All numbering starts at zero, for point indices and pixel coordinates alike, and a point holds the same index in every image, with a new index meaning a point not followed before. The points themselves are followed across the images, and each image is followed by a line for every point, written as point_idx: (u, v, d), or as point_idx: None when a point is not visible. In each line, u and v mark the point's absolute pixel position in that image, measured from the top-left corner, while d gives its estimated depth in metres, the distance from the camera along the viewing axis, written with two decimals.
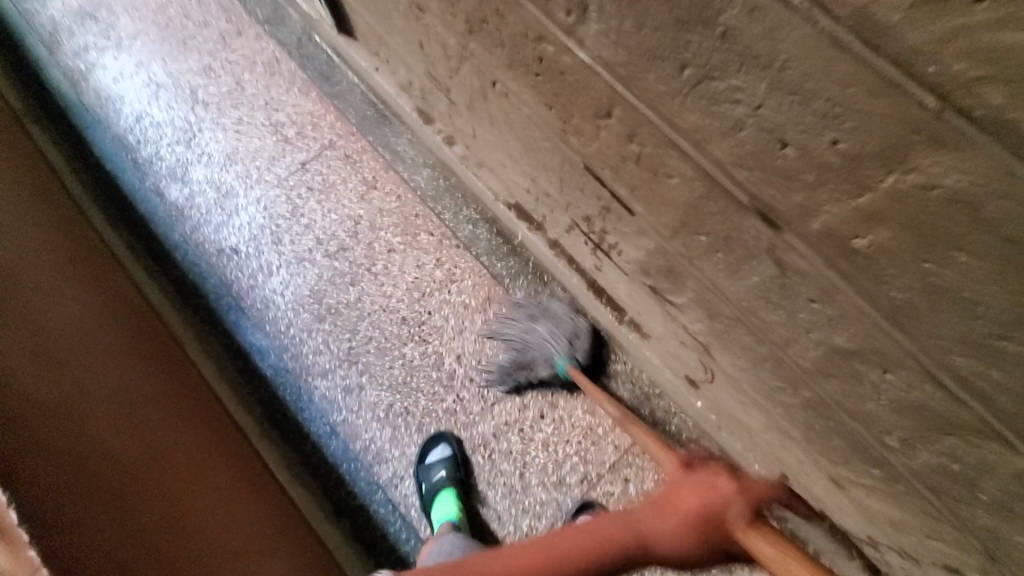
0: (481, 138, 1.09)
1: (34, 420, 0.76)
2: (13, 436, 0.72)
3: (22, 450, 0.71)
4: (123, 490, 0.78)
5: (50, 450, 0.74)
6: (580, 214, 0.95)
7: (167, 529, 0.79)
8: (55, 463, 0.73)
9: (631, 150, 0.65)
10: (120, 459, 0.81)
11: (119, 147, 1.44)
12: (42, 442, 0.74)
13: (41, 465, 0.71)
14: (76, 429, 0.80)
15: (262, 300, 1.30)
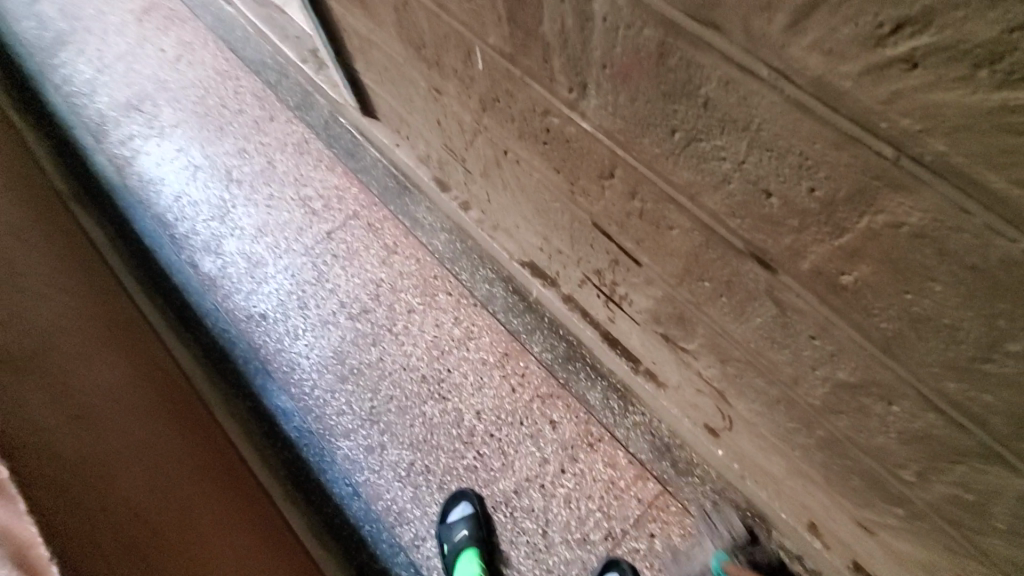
0: (496, 202, 1.17)
1: (84, 469, 0.78)
2: (69, 483, 0.73)
3: (76, 497, 0.72)
4: (164, 541, 0.78)
5: (99, 500, 0.75)
6: (591, 268, 1.01)
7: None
8: (103, 513, 0.73)
9: (634, 206, 0.72)
10: (159, 512, 0.82)
11: (157, 224, 1.54)
12: (92, 491, 0.75)
13: (91, 514, 0.72)
14: (122, 481, 0.81)
15: (287, 363, 1.35)
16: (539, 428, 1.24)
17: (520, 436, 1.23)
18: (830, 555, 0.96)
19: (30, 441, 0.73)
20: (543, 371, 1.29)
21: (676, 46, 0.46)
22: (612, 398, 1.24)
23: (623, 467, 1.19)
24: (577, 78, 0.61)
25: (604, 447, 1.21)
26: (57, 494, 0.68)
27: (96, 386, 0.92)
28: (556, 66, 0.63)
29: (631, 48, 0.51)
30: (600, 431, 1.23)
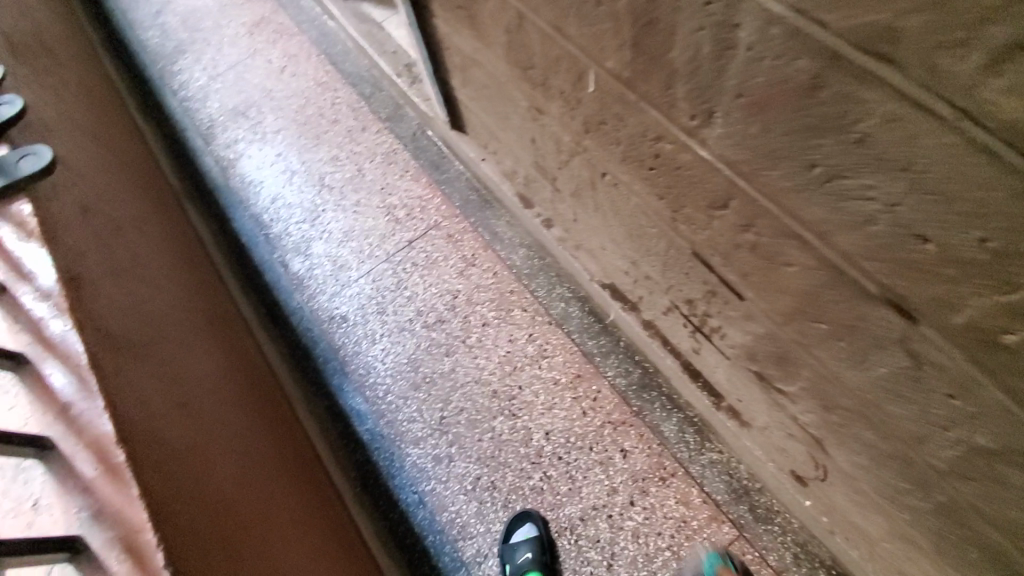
0: (583, 223, 1.16)
1: (198, 443, 0.82)
2: (187, 453, 0.77)
3: (191, 468, 0.76)
4: (253, 528, 0.80)
5: (209, 475, 0.79)
6: (681, 297, 0.97)
7: None
8: (211, 488, 0.77)
9: (746, 239, 0.69)
10: (251, 499, 0.84)
11: (254, 224, 1.63)
12: (204, 466, 0.79)
13: (203, 487, 0.75)
14: (225, 459, 0.85)
15: (364, 366, 1.38)
16: (609, 456, 1.20)
17: (589, 462, 1.20)
18: None
19: (145, 418, 0.73)
20: (616, 397, 1.26)
21: (834, 79, 0.44)
22: (687, 431, 1.21)
23: (696, 506, 1.14)
24: (703, 105, 0.59)
25: (677, 483, 1.16)
26: (174, 466, 0.72)
27: (199, 373, 0.97)
28: (679, 92, 0.62)
29: (776, 78, 0.49)
30: (673, 466, 1.18)
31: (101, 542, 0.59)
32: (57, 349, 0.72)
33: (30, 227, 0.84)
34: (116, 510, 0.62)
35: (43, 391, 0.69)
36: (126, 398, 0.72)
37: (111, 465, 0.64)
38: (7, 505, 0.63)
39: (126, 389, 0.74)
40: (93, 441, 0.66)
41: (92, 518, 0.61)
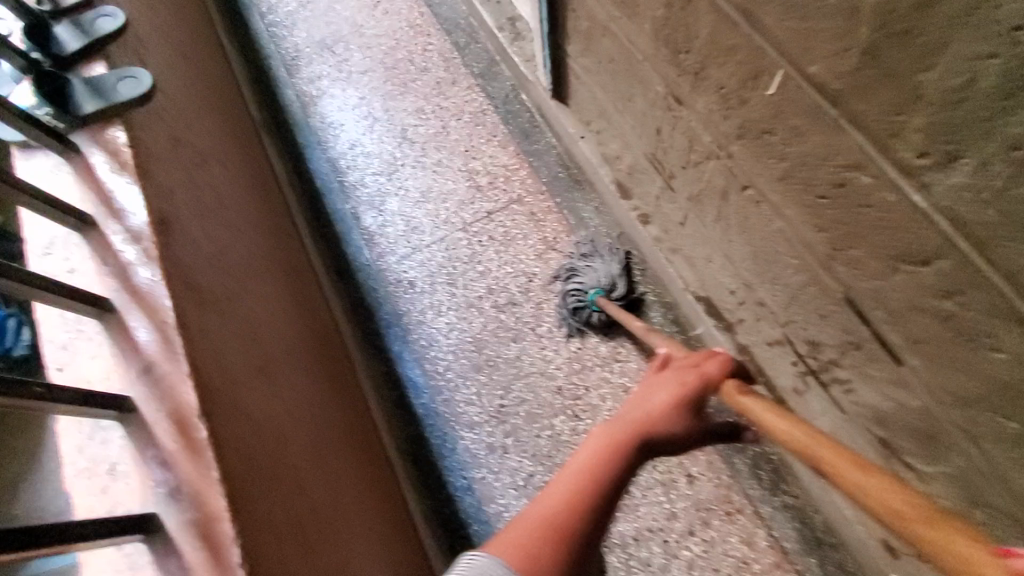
0: (691, 228, 1.05)
1: (272, 410, 0.78)
2: (262, 423, 0.73)
3: (265, 440, 0.71)
4: (321, 510, 0.76)
5: (285, 448, 0.75)
6: (802, 336, 0.86)
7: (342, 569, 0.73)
8: (285, 463, 0.73)
9: (939, 306, 0.57)
10: (318, 474, 0.81)
11: (330, 169, 1.57)
12: (279, 439, 0.75)
13: (277, 462, 0.71)
14: (296, 429, 0.81)
15: (426, 336, 1.33)
16: (674, 478, 1.13)
17: (651, 480, 1.13)
18: None
19: (227, 386, 0.69)
20: None
21: None
22: (762, 468, 1.11)
23: (761, 550, 1.06)
24: (945, 146, 0.48)
25: (743, 520, 1.08)
26: (252, 441, 0.68)
27: (273, 332, 0.93)
28: (912, 123, 0.50)
29: None
30: (742, 501, 1.10)
31: (177, 524, 0.56)
32: (144, 301, 0.68)
33: (123, 158, 0.79)
34: (195, 492, 0.58)
35: (129, 345, 0.65)
36: (209, 363, 0.68)
37: (192, 441, 0.60)
38: (84, 463, 0.60)
39: (210, 351, 0.69)
40: (176, 410, 0.61)
41: (170, 497, 0.57)
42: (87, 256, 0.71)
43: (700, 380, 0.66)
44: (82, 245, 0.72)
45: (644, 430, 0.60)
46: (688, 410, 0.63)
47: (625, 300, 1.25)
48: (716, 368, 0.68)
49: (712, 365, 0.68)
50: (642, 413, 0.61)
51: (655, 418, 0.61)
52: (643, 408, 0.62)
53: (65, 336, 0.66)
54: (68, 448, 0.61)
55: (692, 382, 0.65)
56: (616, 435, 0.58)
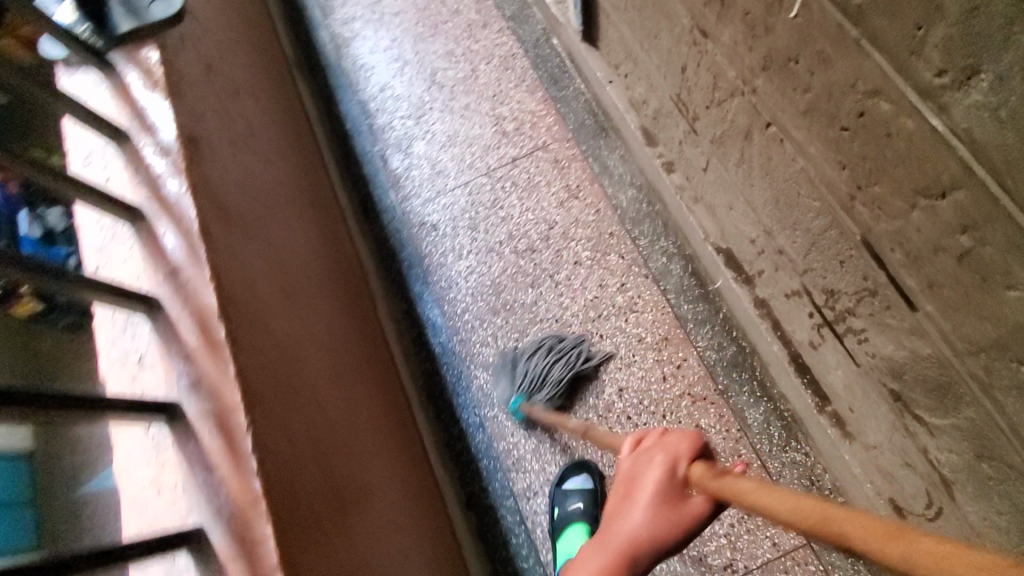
0: (715, 174, 1.02)
1: (293, 324, 0.82)
2: (282, 334, 0.77)
3: (285, 349, 0.76)
4: (337, 417, 0.81)
5: (305, 359, 0.80)
6: (819, 286, 0.83)
7: (353, 470, 0.79)
8: (305, 371, 0.78)
9: (957, 243, 0.54)
10: (337, 388, 0.86)
11: (360, 110, 1.58)
12: (299, 352, 0.80)
13: (297, 369, 0.77)
14: (316, 345, 0.86)
15: (447, 279, 1.35)
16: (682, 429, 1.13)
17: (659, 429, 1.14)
18: None
19: (248, 297, 0.74)
20: (703, 370, 1.16)
21: None
22: (773, 424, 1.10)
23: None
24: (966, 61, 0.44)
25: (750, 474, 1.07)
26: (271, 348, 0.72)
27: (299, 258, 0.98)
28: (933, 37, 0.46)
29: None
30: (749, 455, 1.08)
31: (196, 413, 0.61)
32: (170, 210, 0.72)
33: (156, 76, 0.82)
34: (212, 384, 0.62)
35: (156, 249, 0.70)
36: (230, 274, 0.72)
37: (210, 338, 0.64)
38: (117, 353, 0.65)
39: (231, 264, 0.73)
40: (196, 310, 0.66)
41: (190, 387, 0.62)
42: (120, 166, 0.76)
43: (668, 469, 0.61)
44: (116, 156, 0.76)
45: (628, 547, 0.60)
46: (666, 504, 0.60)
47: (558, 394, 1.17)
48: (683, 445, 0.63)
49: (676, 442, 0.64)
50: (620, 524, 0.61)
51: (636, 536, 0.60)
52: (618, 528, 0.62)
53: (100, 240, 0.71)
54: (104, 338, 0.66)
55: (659, 466, 0.62)
56: (605, 558, 0.60)
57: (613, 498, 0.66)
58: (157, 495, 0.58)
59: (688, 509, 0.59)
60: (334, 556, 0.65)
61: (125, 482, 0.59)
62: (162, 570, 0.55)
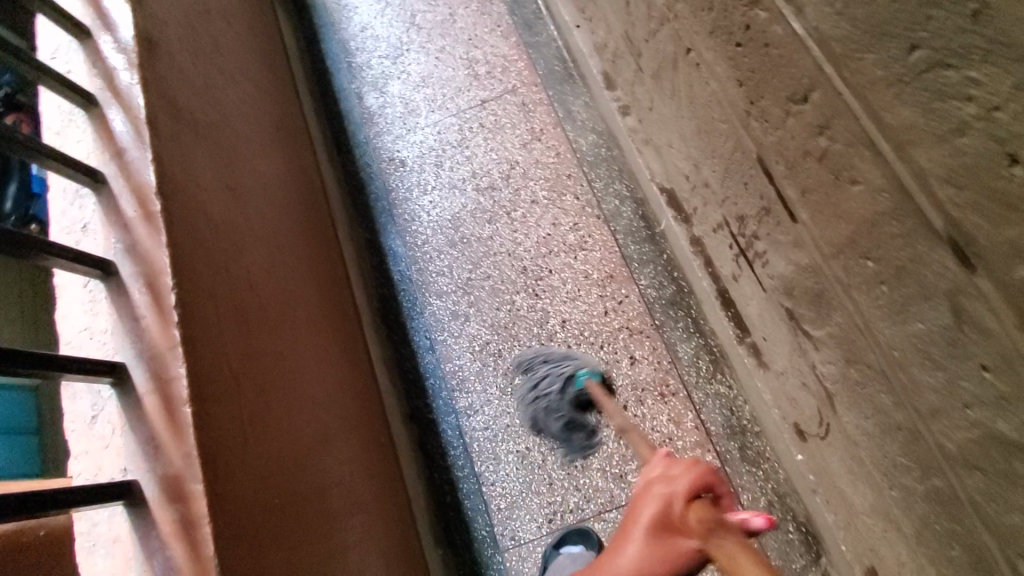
0: (657, 112, 1.05)
1: (240, 222, 0.90)
2: (226, 226, 0.85)
3: (224, 238, 0.83)
4: (273, 306, 0.89)
5: (246, 251, 0.88)
6: (734, 212, 0.88)
7: (284, 353, 0.86)
8: (245, 262, 0.86)
9: (817, 145, 0.59)
10: (278, 285, 0.93)
11: (340, 50, 1.63)
12: (241, 246, 0.87)
13: (234, 256, 0.83)
14: (261, 245, 0.94)
15: (410, 212, 1.41)
16: (617, 359, 1.19)
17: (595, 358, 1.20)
18: None
19: (190, 185, 0.80)
20: (642, 305, 1.21)
21: None
22: (702, 358, 1.15)
23: (686, 429, 1.12)
24: None
25: (675, 402, 1.14)
26: (208, 230, 0.79)
27: (257, 171, 1.04)
28: None
29: None
30: (676, 385, 1.14)
31: (129, 273, 0.68)
32: (122, 99, 0.77)
33: None
34: (144, 249, 0.69)
35: (106, 132, 0.75)
36: (174, 161, 0.78)
37: (147, 212, 0.70)
38: (65, 222, 0.73)
39: (176, 153, 0.79)
40: (136, 187, 0.72)
41: (125, 251, 0.69)
42: (81, 60, 0.80)
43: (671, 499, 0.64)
44: (79, 52, 0.81)
45: None
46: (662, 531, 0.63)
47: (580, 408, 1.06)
48: (686, 480, 0.65)
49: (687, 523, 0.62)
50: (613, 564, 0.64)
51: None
52: (615, 544, 0.64)
53: (59, 124, 0.77)
54: (54, 207, 0.74)
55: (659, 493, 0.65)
56: None
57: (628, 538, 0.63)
58: (91, 338, 0.66)
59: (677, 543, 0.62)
60: (250, 413, 0.72)
61: (65, 327, 0.68)
62: (89, 396, 0.63)
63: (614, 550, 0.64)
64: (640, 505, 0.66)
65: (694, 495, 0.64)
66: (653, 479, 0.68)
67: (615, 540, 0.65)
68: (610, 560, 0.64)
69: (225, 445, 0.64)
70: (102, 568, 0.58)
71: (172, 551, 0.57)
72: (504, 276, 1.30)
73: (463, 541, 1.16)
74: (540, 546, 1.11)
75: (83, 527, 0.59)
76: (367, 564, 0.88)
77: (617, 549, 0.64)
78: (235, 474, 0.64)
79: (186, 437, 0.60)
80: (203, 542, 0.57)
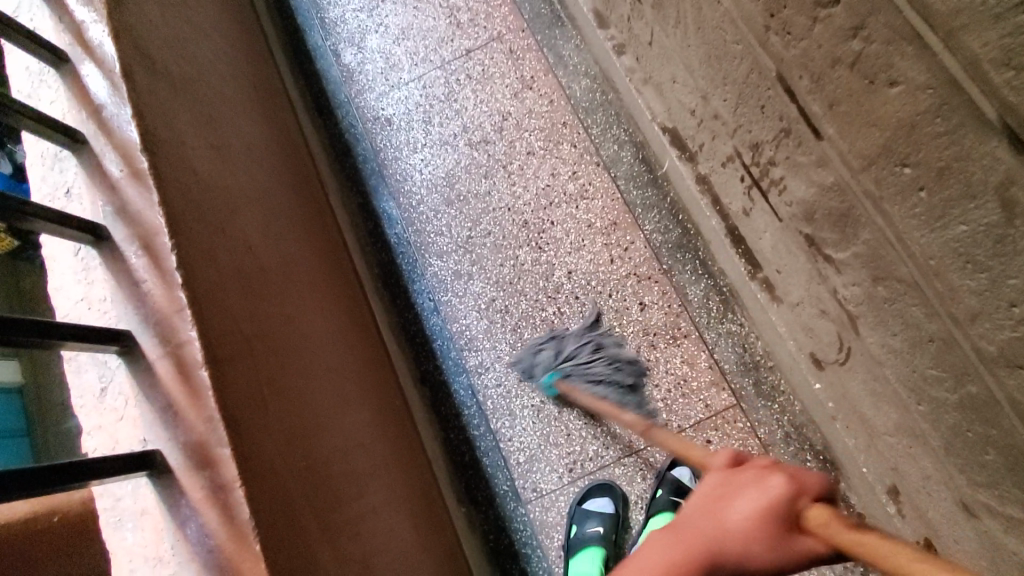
0: (658, 46, 1.01)
1: (230, 183, 0.84)
2: (217, 186, 0.79)
3: (217, 198, 0.78)
4: (274, 269, 0.85)
5: (240, 213, 0.83)
6: (747, 140, 0.85)
7: (291, 316, 0.83)
8: (241, 224, 0.81)
9: (849, 50, 0.56)
10: (276, 248, 0.89)
11: (311, 5, 1.54)
12: (235, 207, 0.82)
13: (229, 218, 0.79)
14: (255, 206, 0.89)
15: (402, 172, 1.36)
16: (627, 305, 1.17)
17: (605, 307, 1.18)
18: (901, 524, 0.90)
19: (175, 143, 0.74)
20: (648, 250, 1.19)
21: None
22: (712, 299, 1.14)
23: (700, 369, 1.11)
24: None
25: (687, 343, 1.13)
26: (201, 191, 0.74)
27: (241, 131, 0.98)
28: None
29: None
30: (688, 327, 1.14)
31: (123, 237, 0.63)
32: (93, 54, 0.70)
33: None
34: (135, 211, 0.64)
35: (80, 89, 0.69)
36: (155, 117, 0.72)
37: (134, 170, 0.65)
38: (47, 189, 0.67)
39: (157, 109, 0.73)
40: (119, 145, 0.66)
41: (115, 214, 0.64)
42: (46, 16, 0.72)
43: (793, 484, 0.54)
44: (43, 8, 0.72)
45: (708, 550, 0.52)
46: (775, 521, 0.52)
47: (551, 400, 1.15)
48: (814, 481, 0.55)
49: (814, 514, 0.51)
50: (710, 521, 0.54)
51: (723, 536, 0.52)
52: (716, 505, 0.55)
53: (28, 86, 0.71)
54: (33, 174, 0.68)
55: (778, 484, 0.54)
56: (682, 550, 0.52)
57: (693, 498, 0.58)
58: (88, 308, 0.62)
59: (791, 542, 0.51)
60: (267, 376, 0.68)
61: (61, 300, 0.63)
62: (96, 368, 0.60)
63: (718, 514, 0.54)
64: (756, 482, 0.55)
65: (816, 495, 0.54)
66: (760, 467, 0.58)
67: (714, 506, 0.55)
68: (713, 525, 0.53)
69: (246, 408, 0.61)
70: (133, 541, 0.56)
71: (205, 518, 0.55)
72: (504, 231, 1.27)
73: (485, 497, 1.15)
74: (562, 496, 1.12)
75: (106, 503, 0.57)
76: (396, 523, 0.87)
77: (722, 514, 0.54)
78: (259, 437, 0.61)
79: (206, 401, 0.57)
80: (238, 505, 0.54)
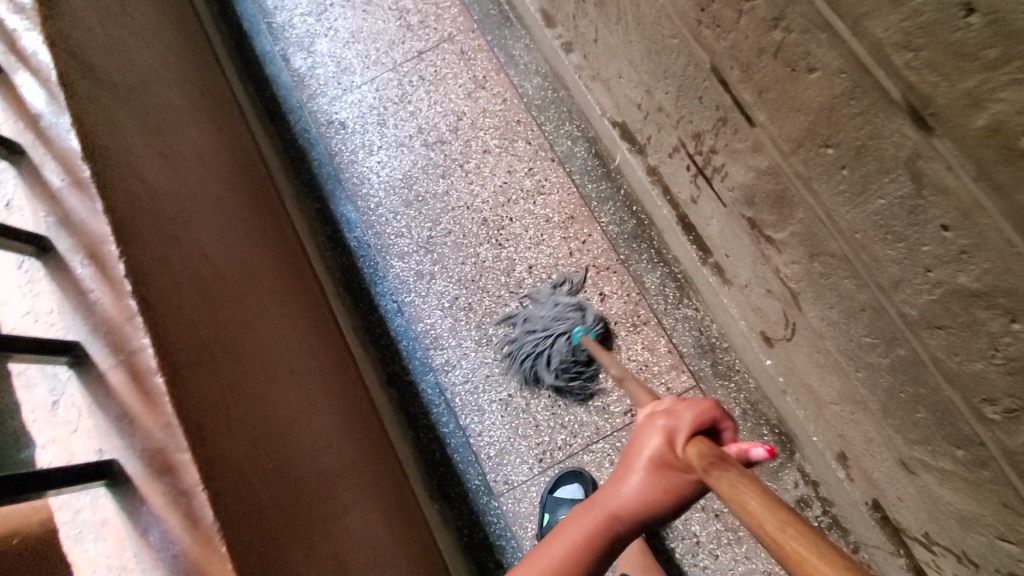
0: (603, 43, 1.04)
1: (180, 189, 0.83)
2: (166, 194, 0.78)
3: (166, 205, 0.76)
4: (230, 275, 0.84)
5: (191, 219, 0.81)
6: (690, 130, 0.89)
7: (252, 321, 0.82)
8: (193, 230, 0.80)
9: (772, 40, 0.60)
10: (230, 254, 0.88)
11: (257, 10, 1.52)
12: (186, 214, 0.81)
13: (181, 225, 0.77)
14: (207, 212, 0.87)
15: (359, 175, 1.36)
16: (587, 296, 1.20)
17: None
18: (850, 488, 0.95)
19: (120, 150, 0.72)
20: (606, 242, 1.22)
21: None
22: (669, 286, 1.18)
23: (661, 354, 1.15)
24: None
25: (646, 330, 1.16)
26: (150, 200, 0.73)
27: (188, 137, 0.97)
28: None
29: None
30: (647, 314, 1.17)
31: (67, 246, 0.61)
32: (26, 61, 0.68)
33: None
34: (79, 219, 0.62)
35: (12, 98, 0.67)
36: (96, 123, 0.70)
37: (76, 179, 0.63)
38: None
39: (97, 115, 0.71)
40: (58, 155, 0.64)
41: (58, 223, 0.62)
42: None
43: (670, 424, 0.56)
44: None
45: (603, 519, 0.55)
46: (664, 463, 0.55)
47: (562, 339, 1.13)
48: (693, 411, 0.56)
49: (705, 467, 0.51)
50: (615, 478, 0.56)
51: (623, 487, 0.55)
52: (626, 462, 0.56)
53: None
54: None
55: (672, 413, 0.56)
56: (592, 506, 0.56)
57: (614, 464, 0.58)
58: (35, 321, 0.60)
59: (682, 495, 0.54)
60: (227, 380, 0.68)
61: (3, 314, 0.61)
62: (45, 381, 0.58)
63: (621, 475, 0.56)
64: (640, 435, 0.57)
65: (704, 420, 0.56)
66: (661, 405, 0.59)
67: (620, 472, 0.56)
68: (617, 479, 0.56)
69: (207, 412, 0.60)
70: (94, 554, 0.54)
71: (168, 523, 0.54)
72: (465, 228, 1.28)
73: (458, 493, 1.16)
74: (534, 486, 1.13)
75: (65, 516, 0.55)
76: (368, 523, 0.87)
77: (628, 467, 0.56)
78: (221, 441, 0.61)
79: (163, 407, 0.56)
80: (201, 509, 0.54)
